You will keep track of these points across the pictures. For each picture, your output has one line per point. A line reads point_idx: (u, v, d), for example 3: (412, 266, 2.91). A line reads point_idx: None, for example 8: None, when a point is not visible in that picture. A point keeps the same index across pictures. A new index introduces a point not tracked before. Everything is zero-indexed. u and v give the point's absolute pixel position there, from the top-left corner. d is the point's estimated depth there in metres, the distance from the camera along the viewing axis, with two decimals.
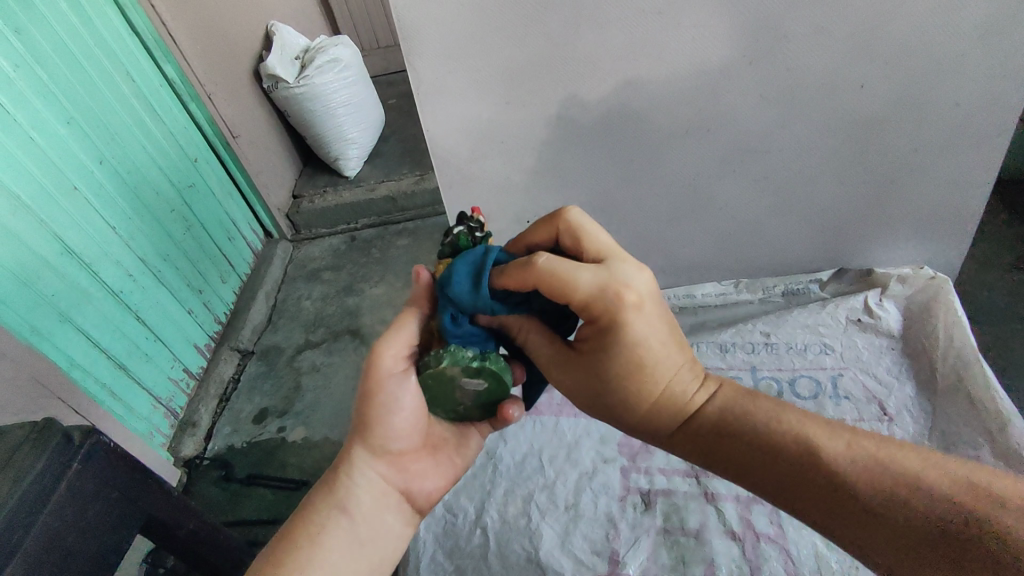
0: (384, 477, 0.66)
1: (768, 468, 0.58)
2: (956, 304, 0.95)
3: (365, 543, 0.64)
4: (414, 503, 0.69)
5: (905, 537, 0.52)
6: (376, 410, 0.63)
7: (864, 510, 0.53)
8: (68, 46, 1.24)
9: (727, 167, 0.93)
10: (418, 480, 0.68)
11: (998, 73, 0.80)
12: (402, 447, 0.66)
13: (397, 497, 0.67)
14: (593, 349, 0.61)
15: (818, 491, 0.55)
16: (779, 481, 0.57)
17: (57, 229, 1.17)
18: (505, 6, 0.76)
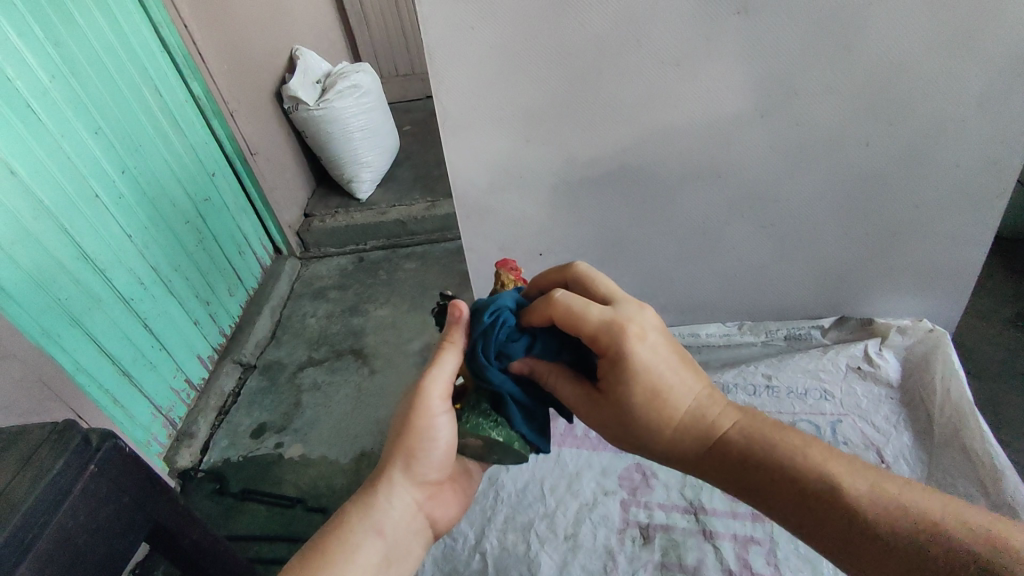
0: (416, 503, 0.67)
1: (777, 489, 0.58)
2: (954, 358, 0.97)
3: (393, 566, 0.64)
4: (431, 532, 0.70)
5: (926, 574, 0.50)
6: (422, 438, 0.64)
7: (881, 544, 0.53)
8: (102, 60, 1.29)
9: (736, 212, 0.96)
10: (442, 509, 0.70)
11: (996, 138, 0.84)
12: (438, 476, 0.67)
13: (424, 524, 0.68)
14: (612, 386, 0.63)
15: (831, 517, 0.55)
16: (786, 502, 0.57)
17: (75, 234, 1.19)
18: (531, 49, 0.81)
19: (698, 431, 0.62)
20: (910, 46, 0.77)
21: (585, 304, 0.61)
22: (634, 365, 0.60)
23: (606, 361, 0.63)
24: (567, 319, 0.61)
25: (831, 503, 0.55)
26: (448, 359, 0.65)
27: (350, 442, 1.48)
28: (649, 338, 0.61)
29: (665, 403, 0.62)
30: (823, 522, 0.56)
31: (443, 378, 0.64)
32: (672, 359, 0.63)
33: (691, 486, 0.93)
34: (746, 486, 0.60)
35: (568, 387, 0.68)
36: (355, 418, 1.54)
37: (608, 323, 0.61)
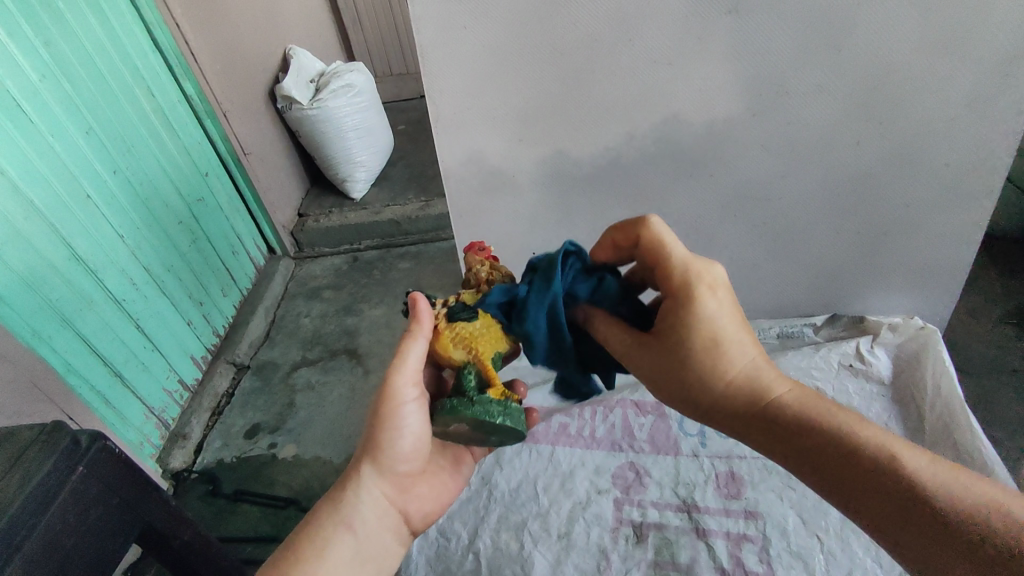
0: (388, 497, 0.67)
1: (831, 455, 0.54)
2: (944, 355, 0.98)
3: (365, 561, 0.64)
4: (408, 527, 0.70)
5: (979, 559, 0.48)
6: (386, 431, 0.64)
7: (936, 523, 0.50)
8: (93, 60, 1.28)
9: (729, 211, 0.96)
10: (417, 503, 0.70)
11: (986, 138, 0.85)
12: (407, 469, 0.67)
13: (398, 518, 0.68)
14: (673, 328, 0.59)
15: (882, 486, 0.52)
16: (834, 470, 0.54)
17: (66, 235, 1.19)
18: (523, 49, 0.81)
19: (754, 386, 0.58)
20: (901, 47, 0.77)
21: (665, 246, 0.61)
22: (704, 307, 0.58)
23: (670, 305, 0.59)
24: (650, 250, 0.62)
25: (888, 477, 0.52)
26: (413, 347, 0.63)
27: (344, 442, 1.47)
28: (719, 292, 0.59)
29: (726, 353, 0.59)
30: (869, 493, 0.53)
31: (411, 366, 0.63)
32: (738, 312, 0.60)
33: (685, 484, 0.93)
34: (792, 447, 0.56)
35: (616, 336, 0.64)
36: (350, 417, 1.54)
37: (684, 267, 0.59)
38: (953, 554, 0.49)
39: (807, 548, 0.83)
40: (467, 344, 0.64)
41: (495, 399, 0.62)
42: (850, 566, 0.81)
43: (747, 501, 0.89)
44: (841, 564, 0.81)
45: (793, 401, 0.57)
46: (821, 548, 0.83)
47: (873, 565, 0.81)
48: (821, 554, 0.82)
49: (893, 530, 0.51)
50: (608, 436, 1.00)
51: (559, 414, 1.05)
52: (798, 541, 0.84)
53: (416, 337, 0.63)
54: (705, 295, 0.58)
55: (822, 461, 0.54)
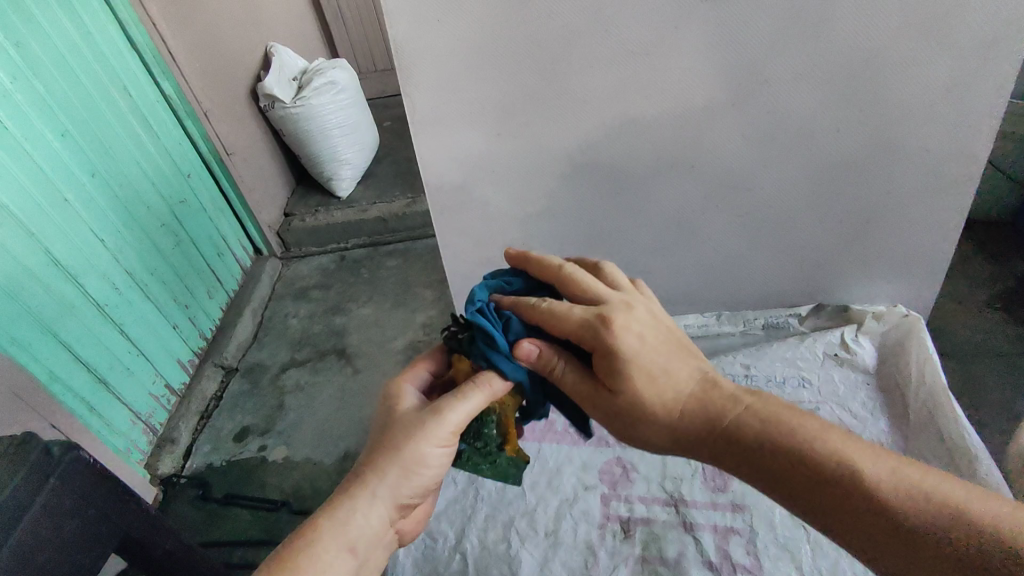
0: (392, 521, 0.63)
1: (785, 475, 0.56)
2: (928, 343, 0.98)
3: None
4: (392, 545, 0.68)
5: (928, 557, 0.50)
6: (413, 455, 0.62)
7: (889, 525, 0.52)
8: (67, 61, 1.26)
9: (712, 201, 0.95)
10: (410, 526, 0.68)
11: (966, 123, 0.84)
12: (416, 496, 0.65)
13: (392, 540, 0.65)
14: (609, 375, 0.61)
15: (840, 501, 0.54)
16: (794, 486, 0.56)
17: (44, 240, 1.16)
18: (499, 42, 0.80)
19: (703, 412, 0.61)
20: (879, 32, 0.77)
21: (566, 305, 0.63)
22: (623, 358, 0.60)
23: (597, 358, 0.62)
24: (547, 319, 0.63)
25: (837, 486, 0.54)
26: (469, 395, 0.63)
27: (334, 444, 1.46)
28: (633, 327, 0.61)
29: (663, 392, 0.61)
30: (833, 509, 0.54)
31: (465, 415, 0.63)
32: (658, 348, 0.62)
33: (671, 478, 0.92)
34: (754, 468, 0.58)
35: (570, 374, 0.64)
36: (339, 418, 1.53)
37: (589, 324, 0.61)
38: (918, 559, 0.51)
39: (794, 539, 0.83)
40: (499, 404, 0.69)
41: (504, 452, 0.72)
42: (836, 556, 0.81)
43: (733, 494, 0.89)
44: (828, 554, 0.81)
45: (748, 422, 0.59)
46: (807, 539, 0.83)
47: None
48: (808, 545, 0.82)
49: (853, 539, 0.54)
50: (595, 432, 1.00)
51: (546, 410, 1.04)
52: (785, 532, 0.84)
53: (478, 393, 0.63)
54: (618, 337, 0.60)
55: (782, 481, 0.56)
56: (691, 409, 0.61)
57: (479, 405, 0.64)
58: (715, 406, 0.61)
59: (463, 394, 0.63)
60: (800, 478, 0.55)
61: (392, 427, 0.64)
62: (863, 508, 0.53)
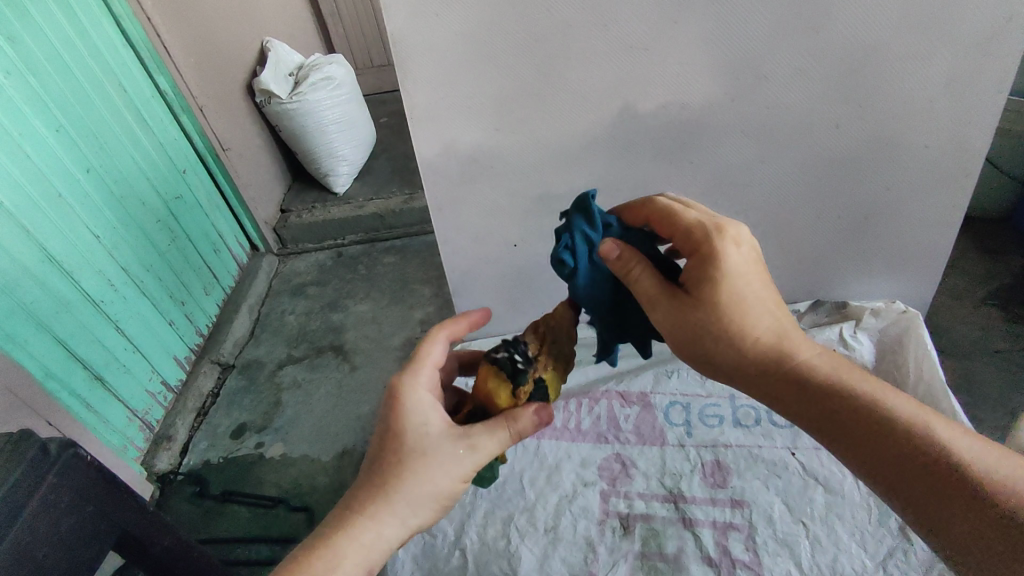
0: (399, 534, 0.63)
1: (848, 418, 0.58)
2: (926, 338, 0.98)
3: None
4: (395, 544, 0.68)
5: (977, 514, 0.51)
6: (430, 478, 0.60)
7: (941, 475, 0.53)
8: (61, 55, 1.24)
9: (711, 198, 0.95)
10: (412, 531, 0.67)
11: (963, 120, 0.85)
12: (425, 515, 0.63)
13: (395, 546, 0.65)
14: (705, 293, 0.62)
15: (894, 448, 0.55)
16: (853, 427, 0.57)
17: (40, 237, 1.16)
18: (499, 37, 0.79)
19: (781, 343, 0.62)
20: (879, 28, 0.77)
21: (682, 210, 0.66)
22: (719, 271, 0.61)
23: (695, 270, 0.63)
24: (664, 219, 0.67)
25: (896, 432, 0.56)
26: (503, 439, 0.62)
27: (332, 440, 1.46)
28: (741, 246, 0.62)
29: (746, 312, 0.62)
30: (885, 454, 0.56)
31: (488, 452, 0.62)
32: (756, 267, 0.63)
33: (671, 474, 0.93)
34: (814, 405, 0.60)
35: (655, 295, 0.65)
36: (337, 414, 1.52)
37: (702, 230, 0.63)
38: (960, 512, 0.52)
39: (792, 534, 0.83)
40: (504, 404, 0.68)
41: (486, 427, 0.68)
42: (835, 552, 0.81)
43: (732, 489, 0.89)
44: (826, 549, 0.81)
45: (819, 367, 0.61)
46: (806, 534, 0.83)
47: (858, 549, 0.81)
48: (806, 540, 0.83)
49: (897, 485, 0.55)
50: (594, 428, 1.00)
51: None
52: (784, 528, 0.84)
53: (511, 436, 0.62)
54: (727, 249, 0.61)
55: (840, 420, 0.58)
56: (768, 342, 0.63)
57: (505, 442, 0.63)
58: (793, 343, 0.63)
59: (500, 436, 0.62)
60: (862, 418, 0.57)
61: (399, 461, 0.60)
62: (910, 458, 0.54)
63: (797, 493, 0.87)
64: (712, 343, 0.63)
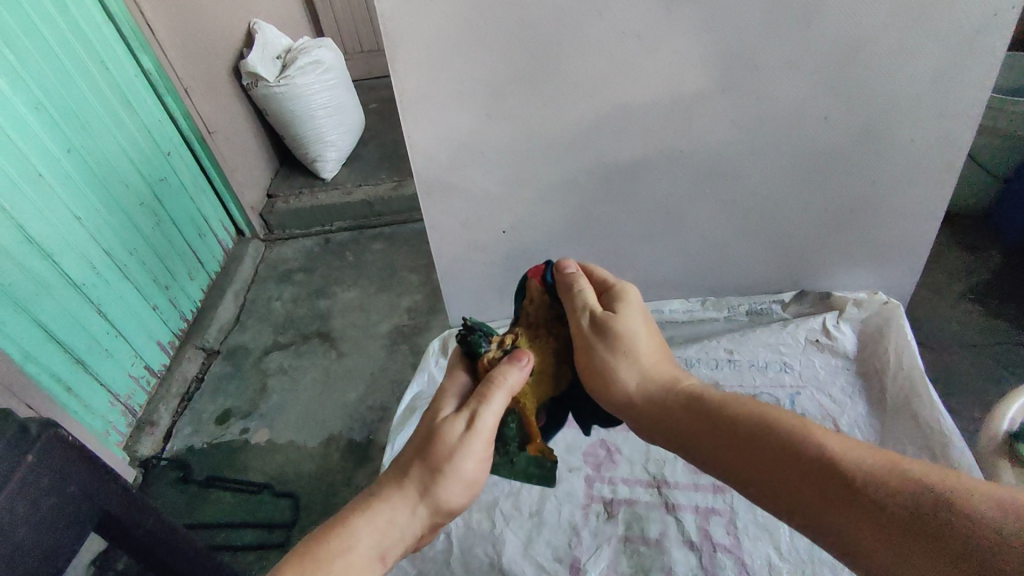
0: (401, 511, 0.62)
1: (745, 457, 0.59)
2: (907, 330, 1.00)
3: (347, 549, 0.58)
4: (405, 547, 0.64)
5: (893, 537, 0.49)
6: (429, 443, 0.64)
7: (868, 505, 0.51)
8: (40, 32, 1.21)
9: (699, 187, 0.96)
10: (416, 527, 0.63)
11: (949, 114, 0.86)
12: (430, 489, 0.63)
13: (393, 534, 0.62)
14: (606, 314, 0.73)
15: (792, 471, 0.56)
16: (753, 468, 0.59)
17: (19, 217, 1.13)
18: (489, 21, 0.79)
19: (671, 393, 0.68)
20: (868, 20, 0.77)
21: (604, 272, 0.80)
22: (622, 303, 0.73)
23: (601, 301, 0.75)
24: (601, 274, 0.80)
25: (806, 462, 0.55)
26: (498, 402, 0.65)
27: (318, 427, 1.46)
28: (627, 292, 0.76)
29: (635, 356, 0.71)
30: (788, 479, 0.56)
31: (490, 413, 0.64)
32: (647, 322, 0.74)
33: (655, 460, 0.94)
34: (717, 437, 0.62)
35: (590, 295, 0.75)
36: (323, 401, 1.52)
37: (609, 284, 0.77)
38: (874, 530, 0.50)
39: (773, 519, 0.85)
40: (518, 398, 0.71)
41: (532, 455, 0.71)
42: None
43: (715, 475, 0.90)
44: (805, 533, 0.83)
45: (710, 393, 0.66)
46: (786, 519, 0.85)
47: None
48: (786, 524, 0.84)
49: (824, 520, 0.53)
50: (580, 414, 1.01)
51: None
52: (764, 512, 0.85)
53: (495, 390, 0.65)
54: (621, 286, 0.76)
55: (741, 456, 0.60)
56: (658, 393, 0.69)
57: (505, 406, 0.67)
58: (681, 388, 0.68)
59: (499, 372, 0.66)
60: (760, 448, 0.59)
61: (417, 447, 0.65)
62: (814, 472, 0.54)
63: None
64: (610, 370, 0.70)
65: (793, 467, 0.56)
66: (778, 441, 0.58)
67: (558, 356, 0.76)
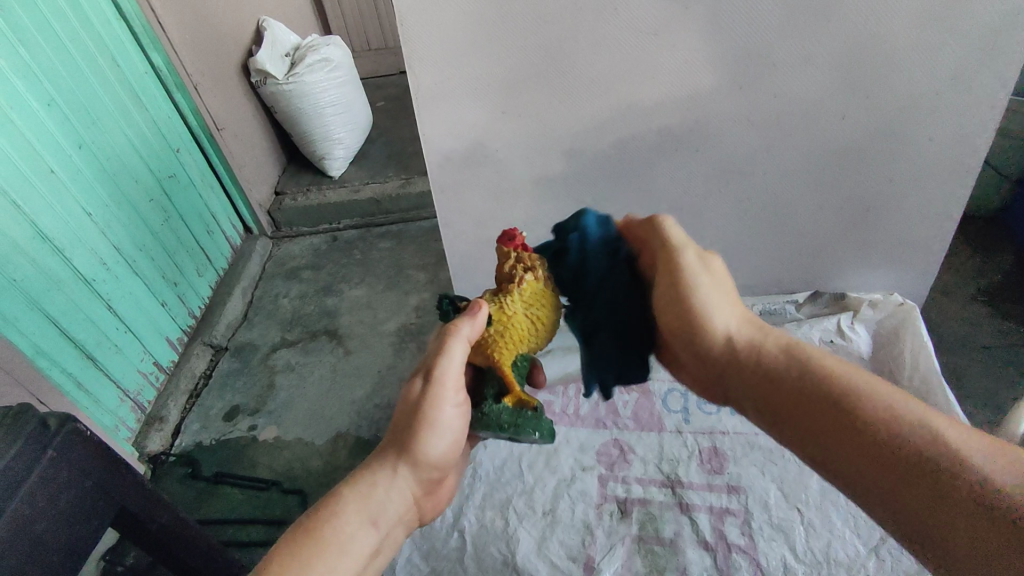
0: (381, 477, 0.62)
1: (798, 409, 0.56)
2: (923, 330, 1.00)
3: (330, 516, 0.58)
4: (395, 513, 0.62)
5: (941, 508, 0.46)
6: (400, 409, 0.64)
7: (921, 475, 0.48)
8: (52, 27, 1.22)
9: (714, 186, 0.96)
10: (401, 490, 0.62)
11: (967, 113, 0.85)
12: (405, 447, 0.62)
13: (377, 498, 0.60)
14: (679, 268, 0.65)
15: (843, 429, 0.53)
16: (805, 421, 0.55)
17: (30, 212, 1.14)
18: (506, 18, 0.79)
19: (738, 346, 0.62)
20: (887, 18, 0.77)
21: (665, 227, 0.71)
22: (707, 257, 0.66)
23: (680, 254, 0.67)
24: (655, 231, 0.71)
25: (864, 421, 0.52)
26: (457, 350, 0.63)
27: (326, 424, 1.46)
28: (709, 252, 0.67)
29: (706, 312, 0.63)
30: (835, 437, 0.53)
31: (449, 362, 0.63)
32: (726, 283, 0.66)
33: (668, 460, 0.93)
34: (770, 394, 0.59)
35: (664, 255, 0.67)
36: (331, 399, 1.52)
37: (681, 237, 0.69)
38: (923, 498, 0.47)
39: (788, 520, 0.85)
40: (487, 350, 0.66)
41: (508, 405, 0.63)
42: (829, 538, 0.82)
43: (729, 476, 0.90)
44: (821, 534, 0.83)
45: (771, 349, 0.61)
46: (801, 519, 0.84)
47: (851, 536, 0.82)
48: (801, 525, 0.84)
49: (866, 481, 0.51)
50: (592, 414, 1.01)
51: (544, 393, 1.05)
52: (780, 513, 0.85)
53: (455, 335, 0.63)
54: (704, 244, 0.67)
55: (791, 408, 0.57)
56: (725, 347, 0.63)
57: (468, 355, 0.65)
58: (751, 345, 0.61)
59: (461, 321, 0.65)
60: (813, 401, 0.55)
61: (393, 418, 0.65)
62: (869, 433, 0.51)
63: (792, 480, 0.88)
64: (688, 329, 0.64)
65: (845, 423, 0.53)
66: (820, 391, 0.55)
67: (529, 300, 0.68)
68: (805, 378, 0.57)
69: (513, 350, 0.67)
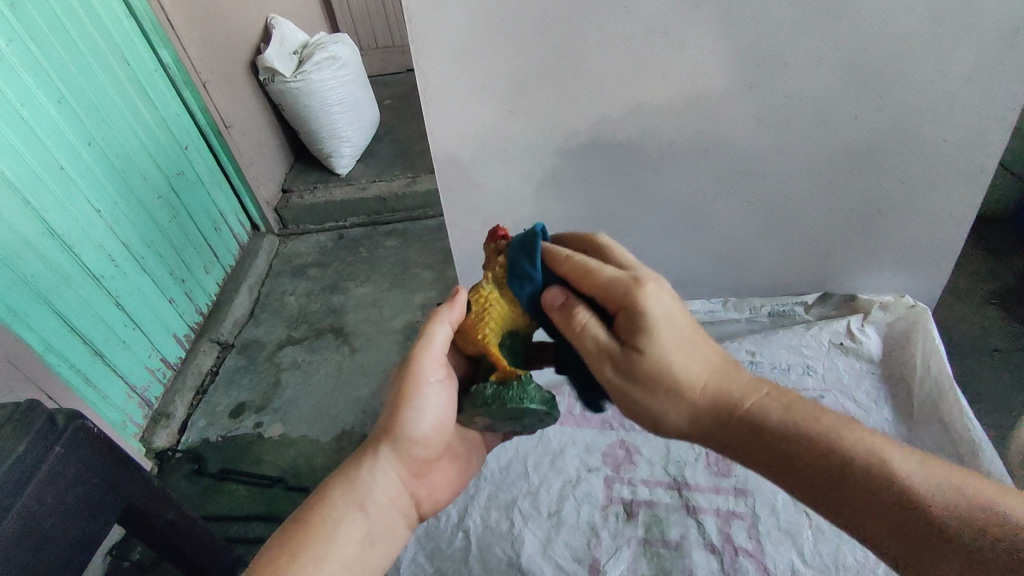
0: (363, 463, 0.65)
1: (807, 479, 0.57)
2: (934, 334, 0.99)
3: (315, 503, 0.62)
4: (380, 498, 0.64)
5: (949, 556, 0.52)
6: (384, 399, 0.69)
7: (933, 534, 0.53)
8: (63, 25, 1.22)
9: (723, 186, 0.95)
10: (384, 475, 0.65)
11: (983, 114, 0.84)
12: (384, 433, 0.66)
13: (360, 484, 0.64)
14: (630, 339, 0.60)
15: (856, 500, 0.55)
16: (812, 489, 0.57)
17: (40, 209, 1.14)
18: (515, 16, 0.78)
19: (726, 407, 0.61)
20: (902, 17, 0.76)
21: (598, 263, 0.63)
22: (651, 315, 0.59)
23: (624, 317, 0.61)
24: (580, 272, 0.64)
25: (872, 489, 0.55)
26: (442, 331, 0.68)
27: (331, 422, 1.46)
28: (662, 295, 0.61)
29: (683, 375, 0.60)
30: (848, 504, 0.56)
31: (432, 345, 0.67)
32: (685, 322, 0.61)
33: (675, 462, 0.93)
34: (771, 460, 0.60)
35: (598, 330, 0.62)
36: (336, 396, 1.52)
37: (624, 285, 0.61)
38: (930, 549, 0.53)
39: (796, 524, 0.84)
40: (473, 334, 0.68)
41: (496, 381, 0.65)
42: (838, 543, 0.82)
43: (736, 478, 0.89)
44: (829, 539, 0.82)
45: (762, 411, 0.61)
46: (809, 524, 0.84)
47: (860, 541, 0.81)
48: (809, 530, 0.83)
49: (875, 536, 0.55)
50: (599, 415, 1.00)
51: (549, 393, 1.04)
52: (787, 518, 0.84)
53: (438, 320, 0.68)
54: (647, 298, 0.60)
55: (800, 476, 0.58)
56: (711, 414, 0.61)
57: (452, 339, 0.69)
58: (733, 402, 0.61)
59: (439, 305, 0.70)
60: (820, 474, 0.57)
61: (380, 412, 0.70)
62: (878, 500, 0.55)
63: None
64: (659, 409, 0.61)
65: (857, 490, 0.55)
66: (828, 463, 0.56)
67: (503, 279, 0.71)
68: (811, 444, 0.58)
69: (497, 329, 0.68)
